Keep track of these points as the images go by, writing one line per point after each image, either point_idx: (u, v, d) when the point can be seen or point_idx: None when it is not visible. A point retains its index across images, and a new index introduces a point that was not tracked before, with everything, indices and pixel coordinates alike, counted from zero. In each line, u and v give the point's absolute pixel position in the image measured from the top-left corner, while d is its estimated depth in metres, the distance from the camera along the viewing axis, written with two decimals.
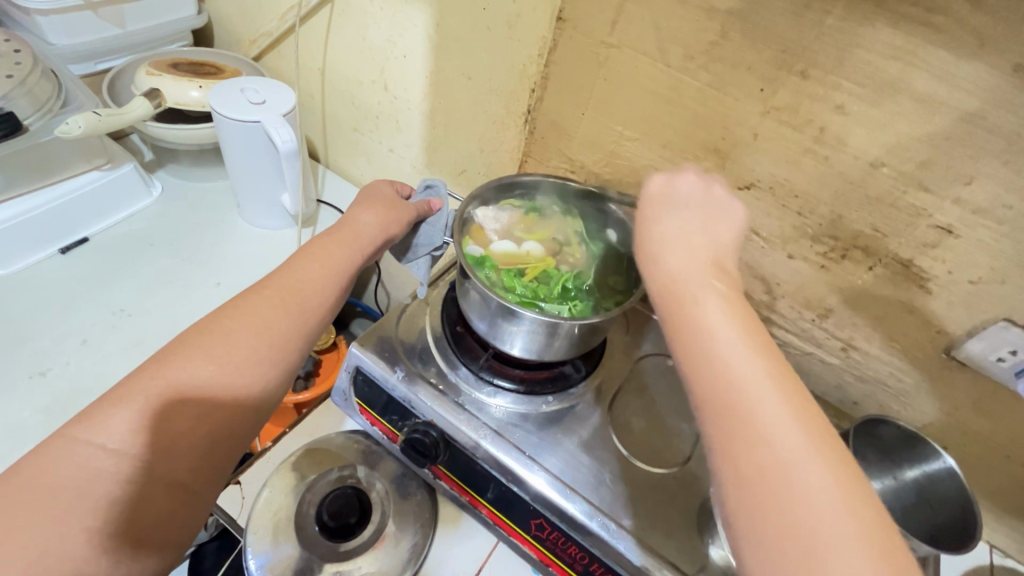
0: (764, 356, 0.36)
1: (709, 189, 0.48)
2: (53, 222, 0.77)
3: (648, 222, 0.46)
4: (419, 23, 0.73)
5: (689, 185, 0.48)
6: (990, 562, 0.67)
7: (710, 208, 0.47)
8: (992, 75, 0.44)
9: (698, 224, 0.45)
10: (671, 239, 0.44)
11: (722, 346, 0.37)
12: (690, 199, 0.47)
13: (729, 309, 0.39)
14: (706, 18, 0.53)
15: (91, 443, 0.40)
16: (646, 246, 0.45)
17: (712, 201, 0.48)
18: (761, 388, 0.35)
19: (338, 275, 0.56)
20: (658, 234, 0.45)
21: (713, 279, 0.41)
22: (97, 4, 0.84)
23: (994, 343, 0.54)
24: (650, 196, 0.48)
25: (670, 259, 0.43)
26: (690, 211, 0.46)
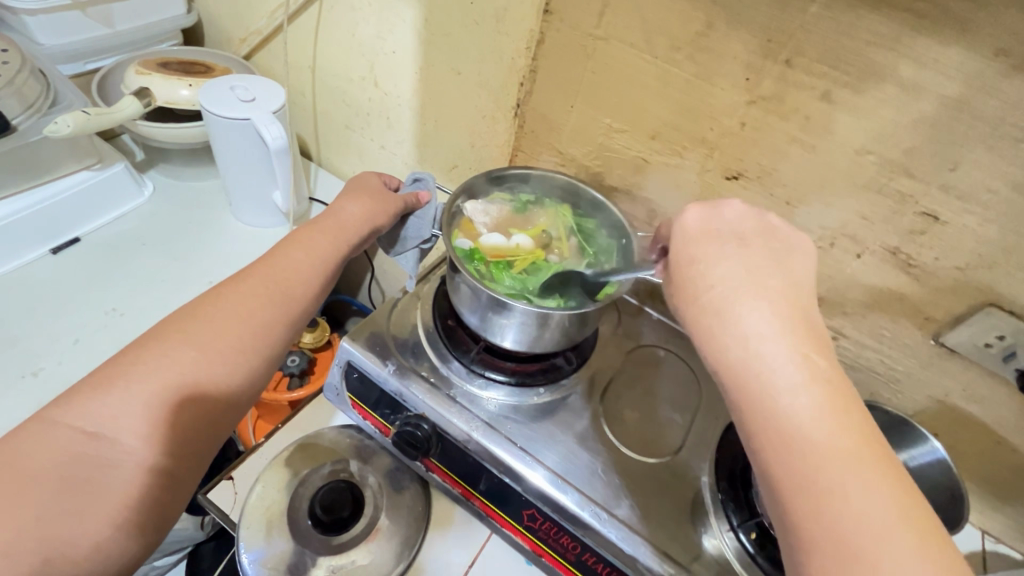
0: (840, 425, 0.35)
1: (758, 222, 0.46)
2: (43, 222, 0.77)
3: (703, 265, 0.43)
4: (407, 19, 0.73)
5: (736, 217, 0.46)
6: (982, 548, 0.67)
7: (767, 245, 0.44)
8: (974, 60, 0.44)
9: (759, 265, 0.42)
10: (731, 287, 0.41)
11: (802, 422, 0.35)
12: (743, 236, 0.45)
13: (803, 372, 0.37)
14: (692, 8, 0.53)
15: (70, 425, 0.40)
16: (701, 292, 0.42)
17: (766, 237, 0.45)
18: (846, 473, 0.33)
19: (322, 267, 0.56)
20: (709, 279, 0.42)
21: (784, 334, 0.38)
22: (85, 4, 0.84)
23: (981, 329, 0.55)
24: (698, 235, 0.45)
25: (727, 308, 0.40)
26: (745, 249, 0.44)
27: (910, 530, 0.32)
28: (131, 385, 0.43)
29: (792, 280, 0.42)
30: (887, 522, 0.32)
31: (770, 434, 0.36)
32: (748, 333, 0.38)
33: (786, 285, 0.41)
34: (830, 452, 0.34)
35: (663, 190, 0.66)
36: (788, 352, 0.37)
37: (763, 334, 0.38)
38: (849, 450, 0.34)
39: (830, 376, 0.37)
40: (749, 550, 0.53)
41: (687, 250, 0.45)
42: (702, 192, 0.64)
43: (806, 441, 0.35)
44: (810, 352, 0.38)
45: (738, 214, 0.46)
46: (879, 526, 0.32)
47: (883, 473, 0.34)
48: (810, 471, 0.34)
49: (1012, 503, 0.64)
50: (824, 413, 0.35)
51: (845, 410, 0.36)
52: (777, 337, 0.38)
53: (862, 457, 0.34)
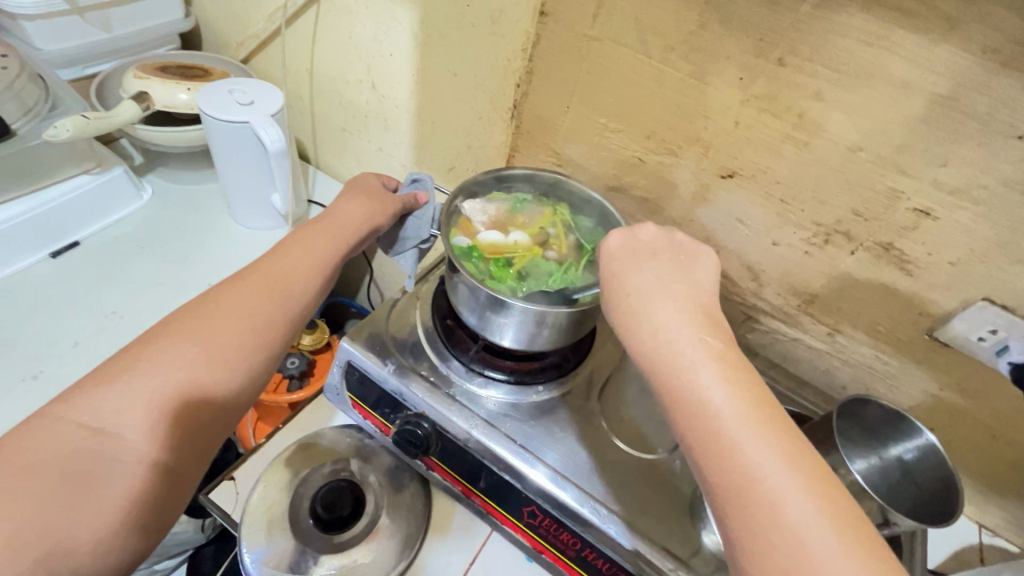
0: (741, 397, 0.37)
1: (670, 235, 0.50)
2: (42, 226, 0.77)
3: (621, 271, 0.46)
4: (404, 22, 0.74)
5: (649, 232, 0.50)
6: (978, 542, 0.68)
7: (675, 255, 0.48)
8: (963, 58, 0.45)
9: (668, 273, 0.46)
10: (647, 291, 0.44)
11: (714, 404, 0.37)
12: (656, 248, 0.48)
13: (706, 357, 0.39)
14: (685, 8, 0.54)
15: (74, 421, 0.41)
16: (619, 294, 0.45)
17: (677, 249, 0.49)
18: (756, 447, 0.35)
19: (322, 267, 0.57)
20: (625, 284, 0.45)
21: (691, 329, 0.41)
22: (83, 9, 0.85)
23: (975, 323, 0.56)
24: (616, 246, 0.48)
25: (642, 309, 0.43)
26: (659, 257, 0.47)
27: (807, 487, 0.34)
28: (133, 381, 0.43)
29: (698, 286, 0.45)
30: (787, 482, 0.34)
31: (689, 419, 0.38)
32: (661, 331, 0.41)
33: (693, 288, 0.45)
34: (739, 429, 0.36)
35: (659, 190, 0.67)
36: (695, 343, 0.40)
37: (675, 331, 0.41)
38: (756, 425, 0.36)
39: (733, 362, 0.39)
40: None
41: (609, 260, 0.48)
42: (698, 190, 0.64)
43: (719, 421, 0.36)
44: (715, 342, 0.40)
45: (651, 229, 0.50)
46: (779, 485, 0.34)
47: (787, 444, 0.36)
48: (727, 449, 0.36)
49: (1008, 495, 0.65)
50: (728, 391, 0.38)
51: (752, 391, 0.38)
52: (684, 331, 0.41)
53: (768, 431, 0.36)
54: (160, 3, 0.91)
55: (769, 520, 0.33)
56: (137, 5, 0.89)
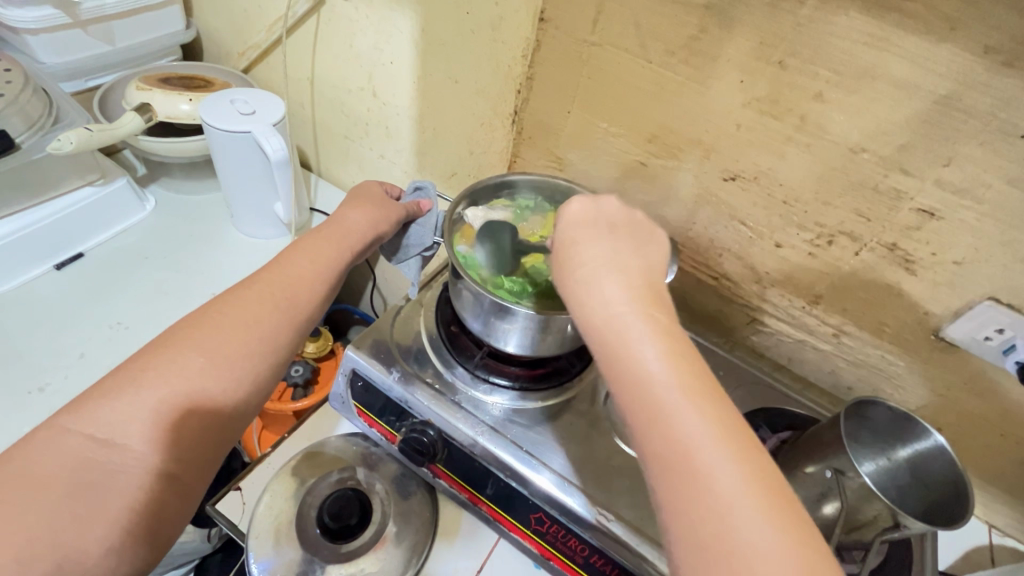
0: (680, 369, 0.35)
1: (628, 206, 0.47)
2: (47, 239, 0.77)
3: (572, 241, 0.43)
4: (403, 29, 0.74)
5: (609, 202, 0.46)
6: (989, 542, 0.67)
7: (632, 227, 0.45)
8: (964, 58, 0.45)
9: (622, 246, 0.42)
10: (598, 264, 0.41)
11: (654, 382, 0.35)
12: (611, 218, 0.45)
13: (648, 326, 0.37)
14: (684, 13, 0.54)
15: (80, 433, 0.41)
16: (570, 260, 0.42)
17: (633, 220, 0.45)
18: (691, 421, 0.33)
19: (326, 275, 0.57)
20: (577, 249, 0.42)
21: (637, 305, 0.38)
22: (86, 22, 0.85)
23: (981, 323, 0.55)
24: (574, 212, 0.45)
25: (592, 276, 0.40)
26: (614, 228, 0.44)
27: (738, 462, 0.33)
28: (140, 392, 0.43)
29: (653, 259, 0.42)
30: (717, 458, 0.32)
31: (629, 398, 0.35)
32: (607, 306, 0.38)
33: (646, 262, 0.42)
34: (678, 409, 0.34)
35: (661, 193, 0.67)
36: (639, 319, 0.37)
37: (621, 306, 0.38)
38: (692, 398, 0.34)
39: (677, 339, 0.37)
40: None
41: (564, 225, 0.44)
42: (700, 192, 0.64)
43: (658, 403, 0.34)
44: (660, 319, 0.38)
45: (611, 201, 0.47)
46: (708, 460, 0.32)
47: (729, 428, 0.34)
48: (665, 431, 0.34)
49: (1017, 495, 0.65)
50: (666, 362, 0.36)
51: (689, 360, 0.36)
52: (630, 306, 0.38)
53: (703, 405, 0.34)
54: (162, 16, 0.92)
55: (695, 493, 0.32)
56: (139, 17, 0.90)
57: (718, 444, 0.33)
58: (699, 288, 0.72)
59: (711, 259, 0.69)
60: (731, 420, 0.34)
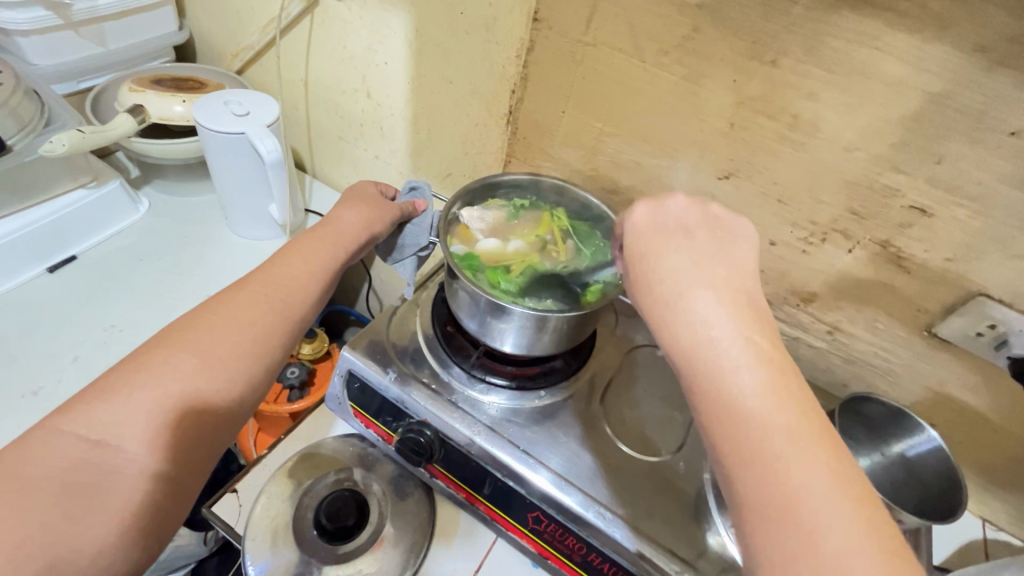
0: (784, 404, 0.34)
1: (705, 209, 0.45)
2: (40, 241, 0.77)
3: (655, 252, 0.42)
4: (398, 30, 0.74)
5: (683, 207, 0.45)
6: (983, 536, 0.68)
7: (715, 234, 0.43)
8: (955, 56, 0.45)
9: (708, 255, 0.41)
10: (687, 276, 0.39)
11: (753, 411, 0.34)
12: (692, 225, 0.43)
13: (749, 356, 0.35)
14: (677, 12, 0.54)
15: (74, 433, 0.41)
16: (653, 281, 0.40)
17: (714, 224, 0.44)
18: (798, 462, 0.32)
19: (321, 275, 0.57)
20: (660, 270, 0.40)
21: (732, 323, 0.37)
22: (78, 24, 0.85)
23: (973, 319, 0.56)
24: (648, 230, 0.44)
25: (680, 298, 0.38)
26: (696, 237, 0.42)
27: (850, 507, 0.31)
28: (134, 393, 0.43)
29: (740, 267, 0.41)
30: (826, 503, 0.31)
31: (725, 425, 0.34)
32: (700, 324, 0.37)
33: (736, 271, 0.40)
34: (780, 437, 0.33)
35: (655, 192, 0.67)
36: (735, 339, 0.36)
37: (716, 325, 0.37)
38: (797, 435, 0.33)
39: (776, 361, 0.36)
40: None
41: (640, 244, 0.43)
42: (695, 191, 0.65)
43: (761, 437, 0.33)
44: (757, 338, 0.36)
45: (687, 204, 0.45)
46: (817, 504, 0.31)
47: (833, 458, 0.33)
48: (766, 461, 0.32)
49: (1011, 489, 0.65)
50: (770, 396, 0.34)
51: (792, 393, 0.35)
52: (725, 324, 0.36)
53: (810, 443, 0.33)
54: (154, 17, 0.92)
55: (803, 539, 0.30)
56: (132, 18, 0.89)
57: (828, 487, 0.31)
58: None
59: None
60: (840, 461, 0.33)
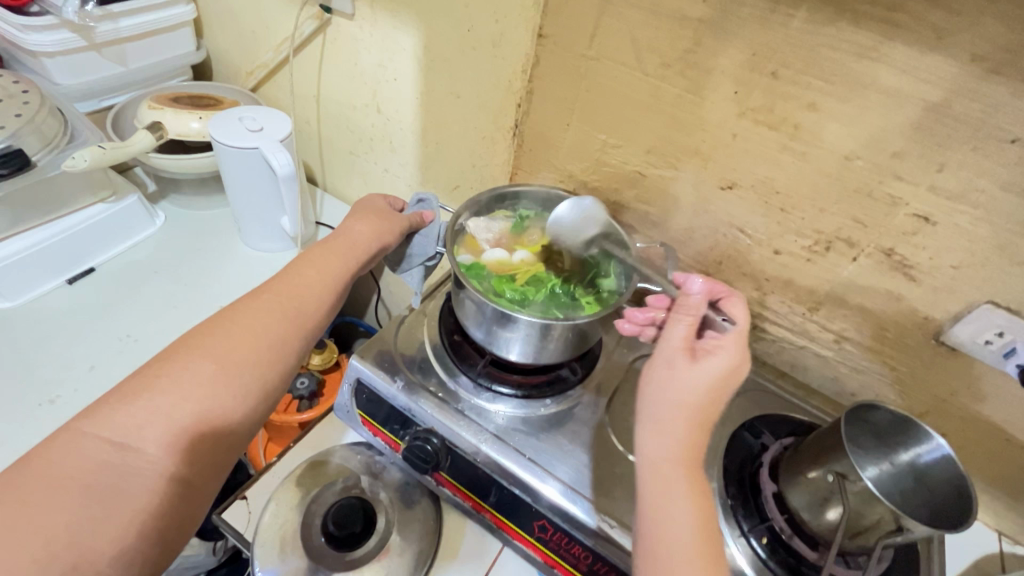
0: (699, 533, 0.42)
1: (737, 361, 0.46)
2: (61, 254, 0.79)
3: (659, 388, 0.46)
4: (407, 47, 0.76)
5: (721, 357, 0.46)
6: (999, 550, 0.67)
7: (727, 393, 0.46)
8: (952, 66, 0.46)
9: (706, 413, 0.45)
10: (669, 425, 0.45)
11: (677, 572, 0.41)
12: (714, 379, 0.45)
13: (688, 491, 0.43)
14: (678, 27, 0.55)
15: (98, 437, 0.42)
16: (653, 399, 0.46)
17: (732, 382, 0.46)
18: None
19: (333, 284, 0.58)
20: (661, 394, 0.46)
21: (686, 488, 0.43)
22: (101, 45, 0.88)
23: (981, 327, 0.56)
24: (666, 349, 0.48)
25: (664, 427, 0.45)
26: (709, 394, 0.45)
27: None
28: (153, 399, 0.44)
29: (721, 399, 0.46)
30: None
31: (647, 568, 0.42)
32: (664, 460, 0.44)
33: (711, 409, 0.45)
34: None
35: (660, 203, 0.68)
36: (686, 508, 0.43)
37: (672, 469, 0.43)
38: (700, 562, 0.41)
39: (710, 537, 0.42)
40: (762, 556, 0.53)
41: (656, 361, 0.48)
42: (698, 200, 0.65)
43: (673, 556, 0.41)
44: (705, 513, 0.43)
45: (724, 354, 0.46)
46: None
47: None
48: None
49: None
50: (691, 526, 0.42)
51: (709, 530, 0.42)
52: (684, 495, 0.43)
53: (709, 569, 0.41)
54: (173, 37, 0.95)
55: None
56: (152, 39, 0.92)
57: None
58: None
59: (711, 267, 0.70)
60: None
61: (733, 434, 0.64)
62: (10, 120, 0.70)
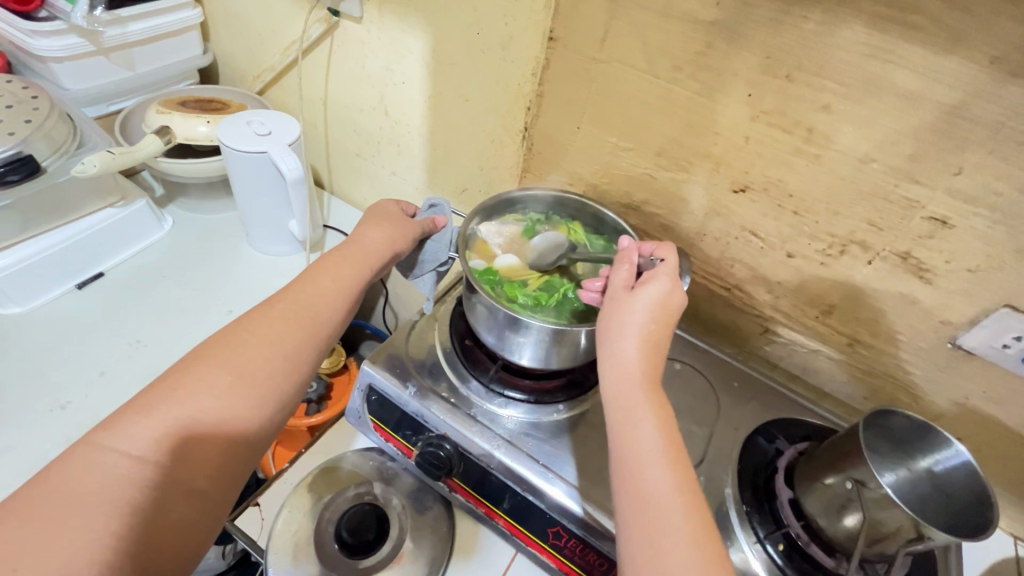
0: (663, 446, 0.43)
1: (671, 286, 0.49)
2: (71, 258, 0.79)
3: (606, 322, 0.49)
4: (415, 49, 0.76)
5: (657, 282, 0.49)
6: (1015, 554, 0.66)
7: (667, 316, 0.49)
8: (970, 68, 0.45)
9: (651, 335, 0.47)
10: (616, 351, 0.47)
11: (651, 489, 0.41)
12: (652, 300, 0.48)
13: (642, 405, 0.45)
14: (690, 29, 0.55)
15: (115, 450, 0.41)
16: (602, 334, 0.49)
17: (670, 304, 0.49)
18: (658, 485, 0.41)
19: (346, 290, 0.58)
20: (609, 328, 0.48)
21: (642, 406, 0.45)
22: (108, 49, 0.87)
23: (998, 331, 0.55)
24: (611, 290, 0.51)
25: (613, 353, 0.47)
26: (651, 316, 0.48)
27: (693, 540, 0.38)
28: (169, 410, 0.44)
29: (663, 322, 0.48)
30: (676, 526, 0.39)
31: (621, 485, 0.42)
32: (616, 384, 0.46)
33: (654, 333, 0.48)
34: (673, 518, 0.39)
35: (671, 205, 0.68)
36: (647, 423, 0.44)
37: (625, 388, 0.45)
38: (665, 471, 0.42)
39: (678, 449, 0.43)
40: (778, 562, 0.53)
41: (604, 305, 0.51)
42: (710, 204, 0.65)
43: (637, 467, 0.42)
44: (671, 433, 0.44)
45: (659, 280, 0.49)
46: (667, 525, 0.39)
47: (708, 538, 0.39)
48: (643, 526, 0.40)
49: None
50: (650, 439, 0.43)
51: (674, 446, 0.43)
52: (646, 410, 0.44)
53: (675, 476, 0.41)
54: (181, 42, 0.95)
55: (650, 544, 0.39)
56: (159, 43, 0.92)
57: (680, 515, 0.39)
58: (711, 299, 0.73)
59: (723, 270, 0.70)
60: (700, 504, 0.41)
61: (747, 439, 0.63)
62: (20, 127, 0.70)
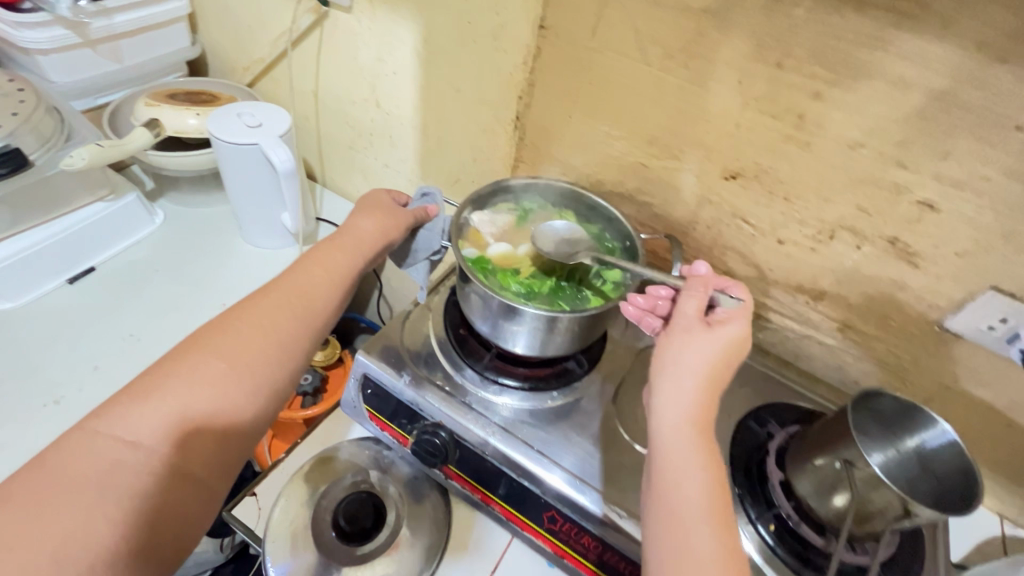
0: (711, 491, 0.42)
1: (744, 333, 0.47)
2: (62, 253, 0.79)
3: (672, 354, 0.46)
4: (406, 40, 0.75)
5: (732, 328, 0.47)
6: (1002, 533, 0.67)
7: (733, 362, 0.47)
8: (957, 55, 0.46)
9: (715, 381, 0.46)
10: (678, 389, 0.45)
11: (695, 533, 0.40)
12: (723, 345, 0.46)
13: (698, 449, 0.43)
14: (681, 17, 0.55)
15: (111, 436, 0.42)
16: (666, 365, 0.46)
17: (740, 351, 0.47)
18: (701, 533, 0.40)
19: (341, 280, 0.58)
20: (674, 363, 0.46)
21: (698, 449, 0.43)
22: (95, 42, 0.87)
23: (985, 313, 0.56)
24: (682, 321, 0.48)
25: (676, 391, 0.45)
26: (717, 362, 0.46)
27: None
28: (165, 398, 0.44)
29: (728, 368, 0.46)
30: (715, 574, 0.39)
31: (660, 522, 0.42)
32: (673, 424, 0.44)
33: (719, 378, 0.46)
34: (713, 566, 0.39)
35: (663, 194, 0.68)
36: (699, 466, 0.42)
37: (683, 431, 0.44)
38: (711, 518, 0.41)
39: (721, 494, 0.42)
40: (769, 542, 0.54)
41: (670, 334, 0.48)
42: (701, 191, 0.66)
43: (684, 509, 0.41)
44: (720, 476, 0.43)
45: (733, 325, 0.47)
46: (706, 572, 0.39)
47: None
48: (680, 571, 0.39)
49: None
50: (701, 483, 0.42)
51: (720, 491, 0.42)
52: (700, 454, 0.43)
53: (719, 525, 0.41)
54: (168, 33, 0.94)
55: None
56: (147, 35, 0.91)
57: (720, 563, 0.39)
58: None
59: (715, 257, 0.70)
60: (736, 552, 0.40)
61: (739, 423, 0.64)
62: (7, 120, 0.69)
